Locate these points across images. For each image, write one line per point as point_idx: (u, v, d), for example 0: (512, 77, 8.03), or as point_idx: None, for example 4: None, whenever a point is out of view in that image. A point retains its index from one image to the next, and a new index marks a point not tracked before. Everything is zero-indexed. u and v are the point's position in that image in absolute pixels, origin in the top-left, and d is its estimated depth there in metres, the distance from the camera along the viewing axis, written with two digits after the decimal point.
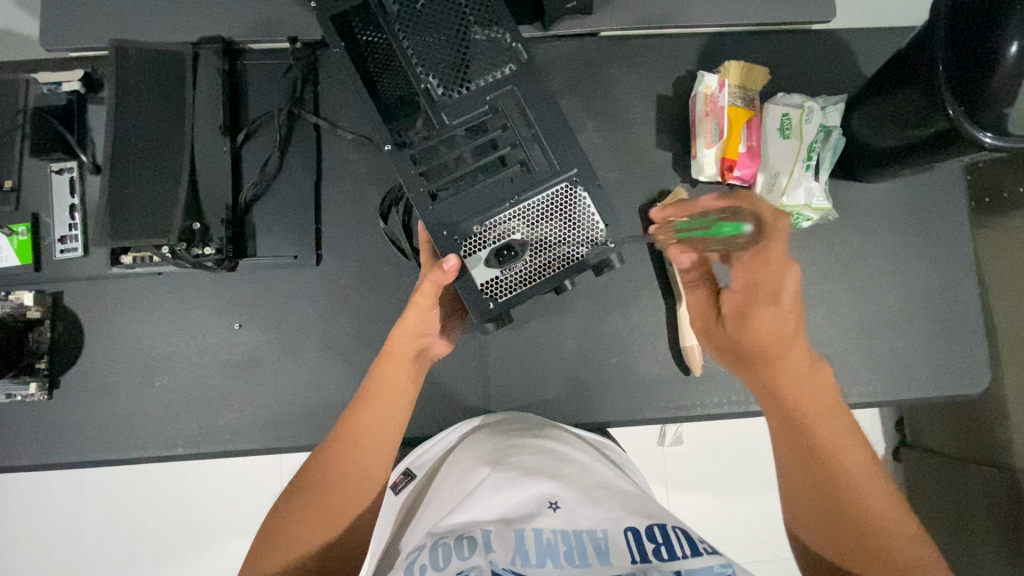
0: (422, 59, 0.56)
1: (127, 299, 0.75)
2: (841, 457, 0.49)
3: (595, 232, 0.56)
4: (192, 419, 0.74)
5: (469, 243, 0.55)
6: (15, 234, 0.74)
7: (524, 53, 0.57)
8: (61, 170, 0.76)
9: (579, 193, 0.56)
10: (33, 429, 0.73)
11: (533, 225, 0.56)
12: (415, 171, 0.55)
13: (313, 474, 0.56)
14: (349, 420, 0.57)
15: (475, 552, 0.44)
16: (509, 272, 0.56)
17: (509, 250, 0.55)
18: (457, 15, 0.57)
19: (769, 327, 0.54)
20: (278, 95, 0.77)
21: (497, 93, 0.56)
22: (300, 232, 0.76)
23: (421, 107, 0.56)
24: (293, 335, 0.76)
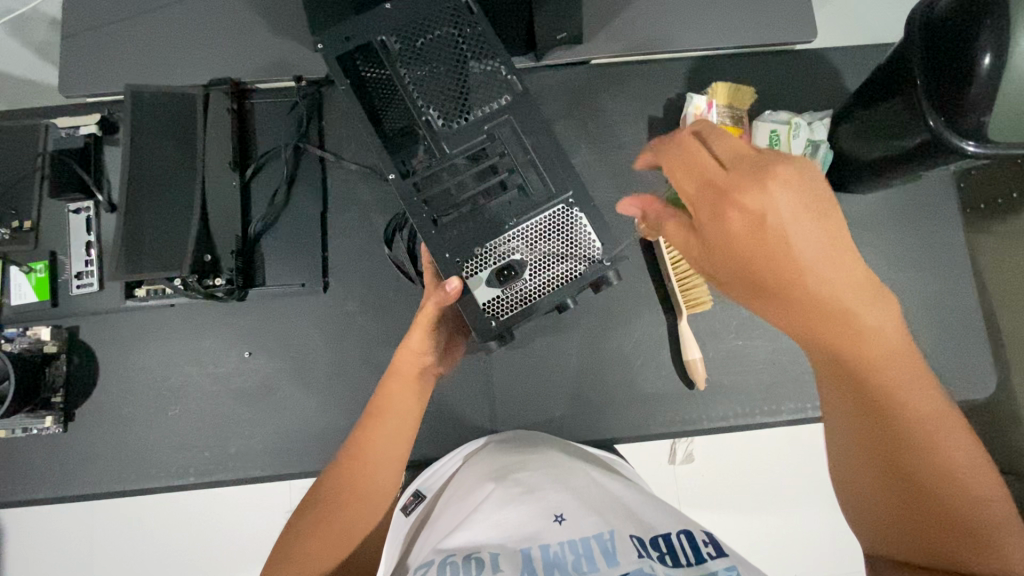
0: (423, 94, 0.59)
1: (140, 331, 0.78)
2: (905, 410, 0.44)
3: (592, 250, 0.58)
4: (204, 447, 0.75)
5: (471, 264, 0.57)
6: (33, 271, 0.77)
7: (518, 84, 0.59)
8: (78, 210, 0.79)
9: (576, 214, 0.58)
10: (49, 462, 0.75)
11: (533, 244, 0.58)
12: (418, 198, 0.57)
13: (322, 492, 0.57)
14: (359, 438, 0.58)
15: (483, 571, 0.45)
16: (509, 291, 0.57)
17: (510, 270, 0.56)
18: (455, 51, 0.60)
19: (792, 260, 0.45)
20: (286, 131, 0.81)
21: (495, 122, 0.59)
22: (309, 261, 0.79)
23: (422, 137, 0.59)
24: (302, 362, 0.77)
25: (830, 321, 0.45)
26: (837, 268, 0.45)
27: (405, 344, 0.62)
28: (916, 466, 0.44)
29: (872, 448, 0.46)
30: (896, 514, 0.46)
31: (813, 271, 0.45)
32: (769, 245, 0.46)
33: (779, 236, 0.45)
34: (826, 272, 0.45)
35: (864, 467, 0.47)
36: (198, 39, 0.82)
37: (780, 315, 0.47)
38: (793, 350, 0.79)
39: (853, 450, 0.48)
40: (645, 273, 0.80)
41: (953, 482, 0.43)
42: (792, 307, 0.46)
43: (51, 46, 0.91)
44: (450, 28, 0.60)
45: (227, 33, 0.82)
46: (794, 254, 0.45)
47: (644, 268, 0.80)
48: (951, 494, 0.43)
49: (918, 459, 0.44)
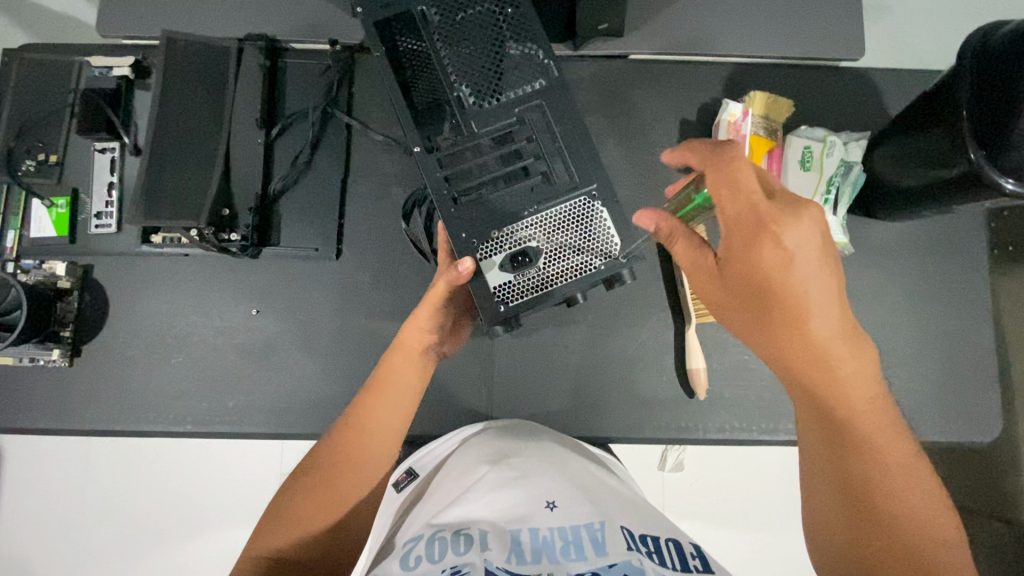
0: (457, 69, 0.59)
1: (153, 277, 0.78)
2: (874, 443, 0.50)
3: (610, 246, 0.57)
4: (203, 398, 0.76)
5: (486, 246, 0.56)
6: (55, 206, 0.77)
7: (554, 70, 0.59)
8: (104, 149, 0.79)
9: (597, 208, 0.57)
10: (53, 394, 0.76)
11: (551, 234, 0.57)
12: (441, 174, 0.57)
13: (320, 457, 0.58)
14: (358, 408, 0.59)
15: (470, 548, 0.45)
16: (521, 278, 0.57)
17: (525, 256, 0.56)
18: (493, 29, 0.59)
19: (797, 299, 0.49)
20: (315, 94, 0.81)
21: (527, 106, 0.58)
22: (325, 226, 0.79)
23: (451, 114, 0.58)
24: (307, 325, 0.78)
25: (819, 366, 0.50)
26: (828, 314, 0.50)
27: (411, 325, 0.62)
28: (876, 493, 0.50)
29: (837, 471, 0.52)
30: (853, 537, 0.51)
31: (812, 314, 0.50)
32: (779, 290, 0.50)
33: (794, 278, 0.49)
34: (826, 318, 0.50)
35: (825, 489, 0.53)
36: None
37: (777, 345, 0.51)
38: None
39: (818, 475, 0.53)
40: (658, 276, 0.79)
41: (909, 517, 0.49)
42: (786, 344, 0.51)
43: None
44: (493, 6, 0.59)
45: None
46: (804, 294, 0.49)
47: (658, 271, 0.79)
48: (902, 522, 0.49)
49: (875, 487, 0.50)
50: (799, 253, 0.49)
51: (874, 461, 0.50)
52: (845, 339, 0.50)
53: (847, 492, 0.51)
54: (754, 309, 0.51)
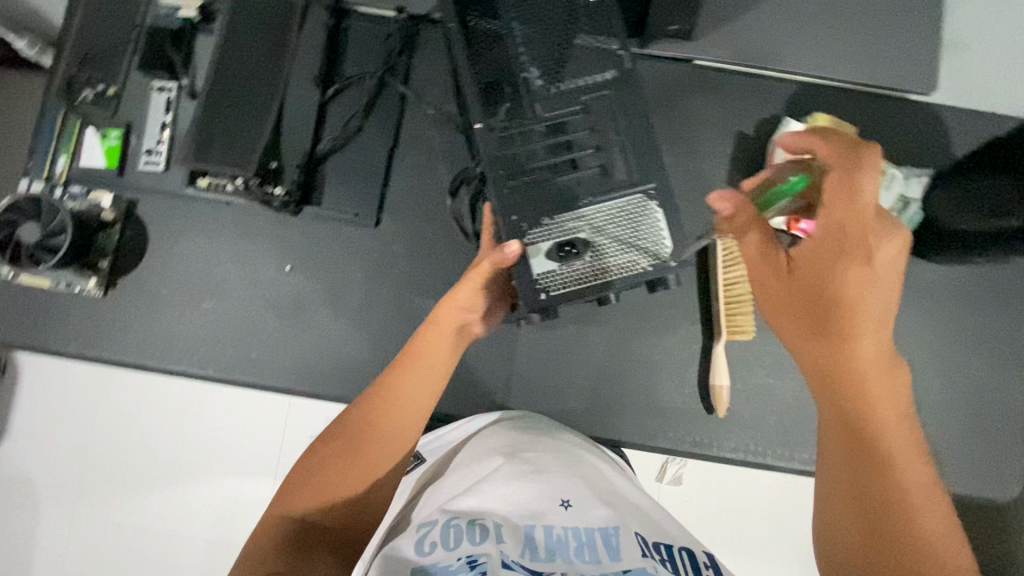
0: (530, 52, 0.58)
1: (193, 220, 0.79)
2: (901, 470, 0.48)
3: (660, 249, 0.56)
4: (229, 345, 0.77)
5: (535, 231, 0.56)
6: (107, 138, 0.78)
7: (627, 62, 0.58)
8: (161, 89, 0.80)
9: (652, 207, 0.56)
10: (86, 322, 0.78)
11: (601, 229, 0.56)
12: (500, 155, 0.56)
13: (346, 425, 0.58)
14: (387, 379, 0.59)
15: (486, 539, 0.46)
16: (567, 268, 0.56)
17: (572, 246, 0.56)
18: (570, 14, 0.58)
19: (859, 308, 0.48)
20: (374, 60, 0.80)
21: (595, 95, 0.57)
22: (368, 193, 0.79)
23: (518, 94, 0.57)
24: (338, 289, 0.78)
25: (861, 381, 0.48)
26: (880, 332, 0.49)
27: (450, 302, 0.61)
28: (898, 522, 0.47)
29: (856, 495, 0.49)
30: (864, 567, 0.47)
31: (867, 327, 0.48)
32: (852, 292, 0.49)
33: (864, 289, 0.48)
34: (877, 335, 0.49)
35: (839, 514, 0.50)
36: None
37: (819, 353, 0.49)
38: None
39: (835, 500, 0.50)
40: (693, 287, 0.78)
41: (928, 553, 0.46)
42: (830, 353, 0.49)
43: None
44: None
45: None
46: (864, 306, 0.48)
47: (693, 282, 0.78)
48: (920, 556, 0.46)
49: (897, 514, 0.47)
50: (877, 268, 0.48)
51: (900, 488, 0.47)
52: (887, 360, 0.49)
53: (864, 518, 0.48)
54: (811, 313, 0.49)
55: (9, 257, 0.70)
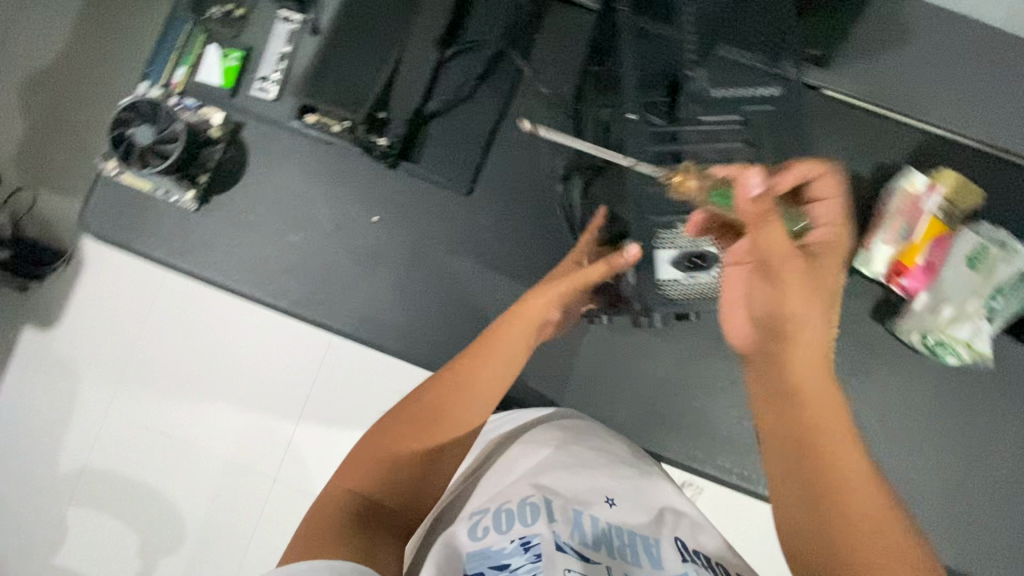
0: (704, 50, 0.57)
1: (292, 153, 0.79)
2: (841, 472, 0.46)
3: None
4: (304, 282, 0.78)
5: (666, 236, 0.62)
6: (227, 58, 0.79)
7: (794, 79, 0.59)
8: (288, 20, 0.80)
9: None
10: (172, 232, 0.79)
11: (729, 246, 0.62)
12: (651, 156, 0.59)
13: (419, 403, 0.57)
14: (466, 361, 0.59)
15: (538, 519, 0.48)
16: (690, 280, 0.63)
17: (701, 260, 0.62)
18: (745, 18, 0.58)
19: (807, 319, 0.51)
20: (498, 29, 0.79)
21: (754, 108, 0.59)
22: (467, 161, 0.79)
23: (681, 97, 0.58)
24: (419, 249, 0.78)
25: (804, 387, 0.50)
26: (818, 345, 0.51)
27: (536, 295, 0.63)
28: (841, 517, 0.45)
29: (804, 497, 0.48)
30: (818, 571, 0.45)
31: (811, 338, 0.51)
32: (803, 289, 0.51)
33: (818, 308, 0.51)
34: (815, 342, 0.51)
35: (792, 518, 0.49)
36: None
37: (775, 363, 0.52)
38: (882, 465, 0.75)
39: (791, 511, 0.49)
40: None
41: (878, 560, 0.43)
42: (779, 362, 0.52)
43: None
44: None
45: None
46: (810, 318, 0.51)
47: None
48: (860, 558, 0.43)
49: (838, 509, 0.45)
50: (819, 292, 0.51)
51: (838, 483, 0.46)
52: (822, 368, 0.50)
53: (816, 520, 0.46)
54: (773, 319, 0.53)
55: (121, 152, 0.72)
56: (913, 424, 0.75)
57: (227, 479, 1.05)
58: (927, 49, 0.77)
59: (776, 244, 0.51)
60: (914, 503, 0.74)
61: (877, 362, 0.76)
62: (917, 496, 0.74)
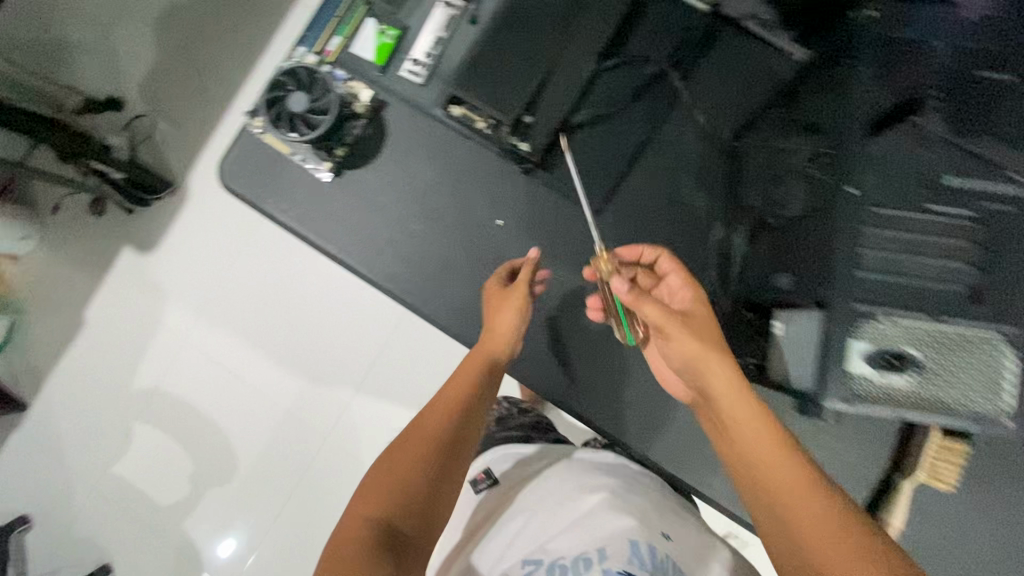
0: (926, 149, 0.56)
1: (430, 141, 0.78)
2: (772, 485, 0.47)
3: (990, 393, 0.52)
4: (419, 273, 0.78)
5: (856, 326, 0.53)
6: (383, 34, 0.79)
7: None
8: (448, 5, 0.79)
9: (999, 348, 0.51)
10: (300, 199, 0.79)
11: (934, 348, 0.52)
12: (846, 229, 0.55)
13: (430, 415, 0.57)
14: (463, 374, 0.63)
15: (590, 568, 0.48)
16: (881, 379, 0.53)
17: (898, 358, 0.52)
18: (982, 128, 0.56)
19: (715, 372, 0.52)
20: (663, 46, 0.75)
21: (987, 214, 0.53)
22: (604, 180, 0.76)
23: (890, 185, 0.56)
24: (539, 262, 0.77)
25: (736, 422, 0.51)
26: (734, 389, 0.51)
27: (495, 325, 0.67)
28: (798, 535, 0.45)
29: (769, 521, 0.48)
30: None
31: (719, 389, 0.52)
32: (698, 354, 0.53)
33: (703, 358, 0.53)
34: (724, 380, 0.52)
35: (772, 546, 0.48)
36: None
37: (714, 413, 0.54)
38: None
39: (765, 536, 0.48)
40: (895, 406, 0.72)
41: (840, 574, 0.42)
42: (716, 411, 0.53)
43: None
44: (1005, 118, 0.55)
45: None
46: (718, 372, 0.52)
47: None
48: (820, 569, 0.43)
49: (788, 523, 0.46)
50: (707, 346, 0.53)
51: (778, 497, 0.47)
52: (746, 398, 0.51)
53: (784, 539, 0.46)
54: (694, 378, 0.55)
55: (273, 117, 0.72)
56: None
57: (283, 423, 1.07)
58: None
59: (655, 321, 0.56)
60: None
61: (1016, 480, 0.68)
62: None
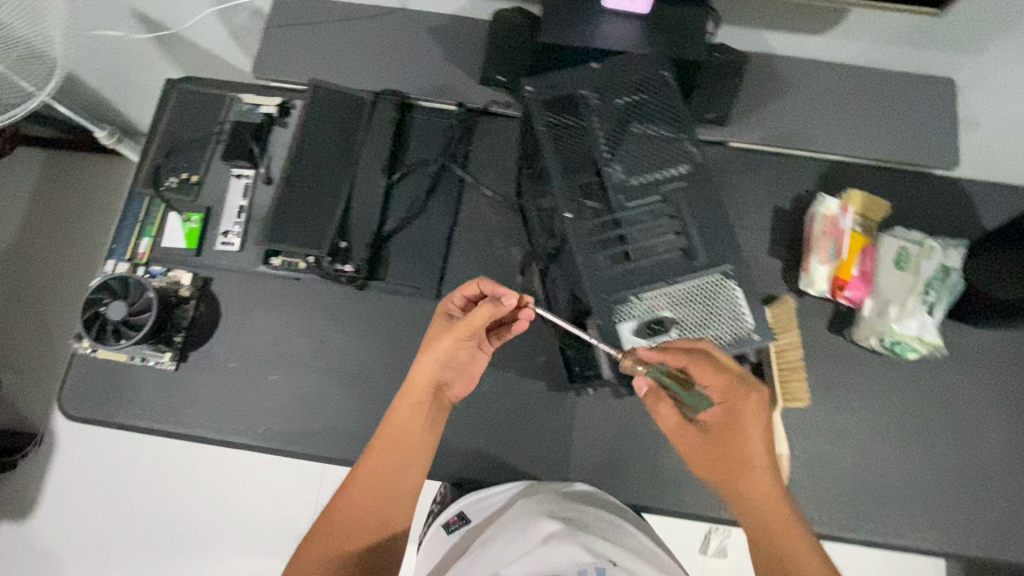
0: (611, 146, 0.60)
1: (264, 295, 0.83)
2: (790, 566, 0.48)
3: (742, 325, 0.57)
4: (293, 419, 0.79)
5: (621, 311, 0.57)
6: (188, 221, 0.84)
7: (700, 157, 0.59)
8: (239, 175, 0.87)
9: (729, 285, 0.57)
10: (153, 396, 0.79)
11: (680, 305, 0.58)
12: (586, 238, 0.58)
13: (368, 473, 0.62)
14: (403, 434, 0.63)
15: None
16: (654, 343, 0.58)
17: (659, 324, 0.57)
18: (644, 110, 0.62)
19: (739, 466, 0.53)
20: (435, 149, 0.88)
21: (670, 184, 0.59)
22: (429, 269, 0.84)
23: (602, 185, 0.59)
24: (400, 361, 0.81)
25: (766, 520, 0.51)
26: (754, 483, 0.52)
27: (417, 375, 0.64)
28: None
29: None
30: None
31: (745, 486, 0.52)
32: (719, 454, 0.54)
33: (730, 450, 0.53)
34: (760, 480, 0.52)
35: None
36: (380, 50, 0.89)
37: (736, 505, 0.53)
38: (882, 470, 0.78)
39: None
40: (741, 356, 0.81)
41: None
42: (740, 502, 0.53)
43: (246, 31, 0.97)
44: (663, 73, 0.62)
45: (406, 52, 0.89)
46: (745, 462, 0.53)
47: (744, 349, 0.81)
48: None
49: None
50: (731, 433, 0.53)
51: None
52: (767, 493, 0.52)
53: None
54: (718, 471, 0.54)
55: (97, 331, 0.74)
56: (897, 422, 0.79)
57: None
58: (814, 88, 0.86)
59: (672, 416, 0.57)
60: (920, 499, 0.77)
61: (848, 374, 0.80)
62: (920, 491, 0.77)
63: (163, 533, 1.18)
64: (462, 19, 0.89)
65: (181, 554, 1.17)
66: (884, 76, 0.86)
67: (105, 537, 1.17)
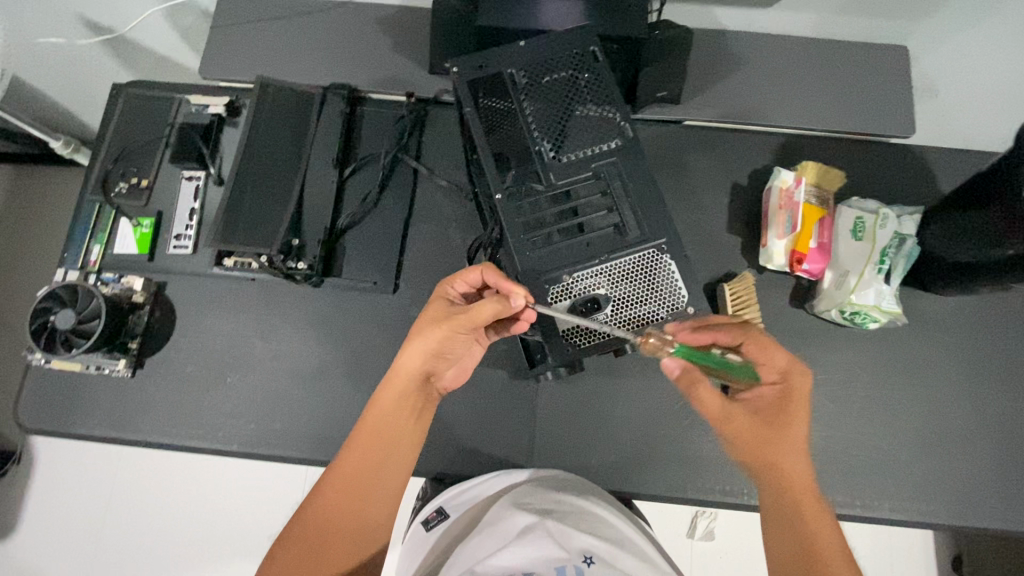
0: (541, 128, 0.63)
1: (219, 297, 0.82)
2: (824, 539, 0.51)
3: (677, 299, 0.60)
4: (252, 420, 0.78)
5: (556, 291, 0.60)
6: (140, 226, 0.83)
7: (630, 131, 0.63)
8: (190, 177, 0.85)
9: (664, 259, 0.61)
10: (110, 404, 0.78)
11: (616, 283, 0.61)
12: (518, 219, 0.61)
13: (342, 474, 0.59)
14: (383, 432, 0.61)
15: None
16: (591, 323, 0.61)
17: (593, 303, 0.60)
18: (573, 90, 0.65)
19: (782, 438, 0.55)
20: (387, 140, 0.86)
21: (601, 161, 0.63)
22: (385, 262, 0.82)
23: (534, 166, 0.62)
24: (359, 356, 0.80)
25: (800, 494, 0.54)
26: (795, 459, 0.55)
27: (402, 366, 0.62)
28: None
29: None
30: None
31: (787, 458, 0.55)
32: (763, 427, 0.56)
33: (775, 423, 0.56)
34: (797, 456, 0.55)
35: None
36: (327, 44, 0.88)
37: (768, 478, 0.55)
38: (847, 442, 0.77)
39: None
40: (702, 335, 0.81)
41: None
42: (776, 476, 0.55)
43: (194, 32, 0.96)
44: (589, 53, 0.65)
45: (353, 44, 0.88)
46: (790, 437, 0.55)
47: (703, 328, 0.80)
48: None
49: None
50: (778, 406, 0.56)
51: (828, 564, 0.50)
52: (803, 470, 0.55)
53: None
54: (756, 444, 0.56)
55: (46, 342, 0.73)
56: (861, 393, 0.79)
57: None
58: (766, 61, 0.85)
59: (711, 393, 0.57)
60: (886, 469, 0.76)
61: (811, 348, 0.80)
62: (886, 461, 0.77)
63: (143, 546, 1.16)
64: (408, 9, 0.88)
65: (162, 567, 1.15)
66: (835, 46, 0.86)
67: (85, 552, 1.16)
